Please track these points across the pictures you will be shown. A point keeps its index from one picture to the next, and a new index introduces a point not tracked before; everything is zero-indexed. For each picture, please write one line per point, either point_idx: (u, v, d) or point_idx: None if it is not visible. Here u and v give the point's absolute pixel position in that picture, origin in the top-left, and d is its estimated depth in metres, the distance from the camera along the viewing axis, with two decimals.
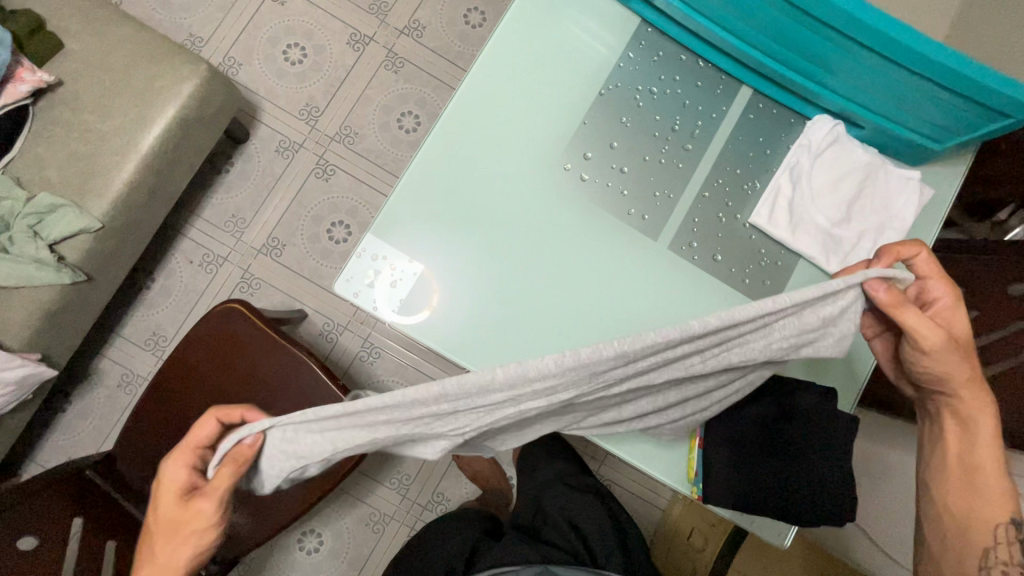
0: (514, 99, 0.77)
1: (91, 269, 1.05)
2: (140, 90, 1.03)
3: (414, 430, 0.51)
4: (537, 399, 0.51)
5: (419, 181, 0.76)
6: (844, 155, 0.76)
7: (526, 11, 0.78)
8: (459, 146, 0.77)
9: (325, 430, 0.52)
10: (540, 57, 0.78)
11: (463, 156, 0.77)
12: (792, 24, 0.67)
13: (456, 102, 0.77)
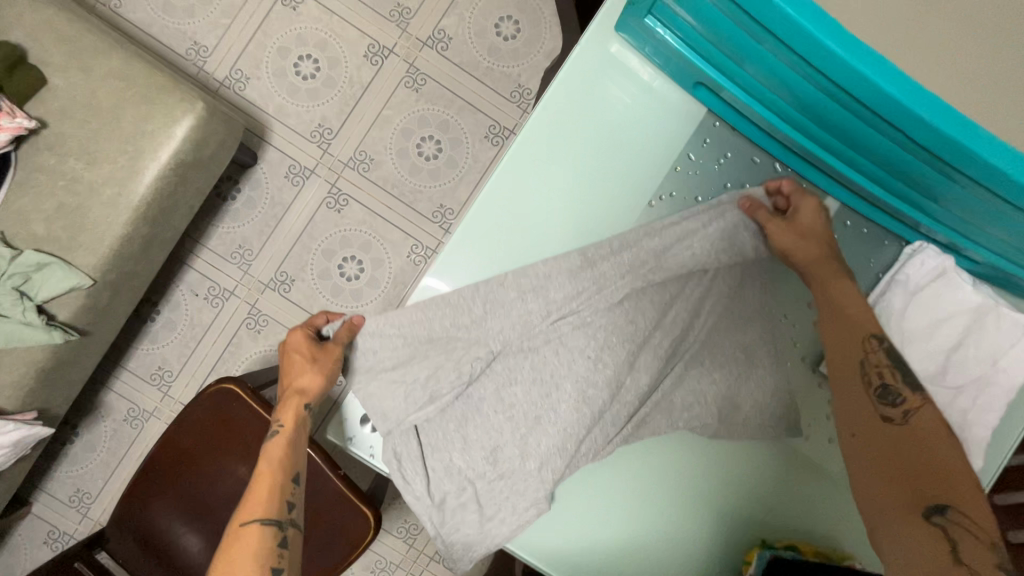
0: (560, 184, 0.66)
1: (85, 325, 0.98)
2: (130, 134, 0.93)
3: (456, 338, 0.66)
4: (536, 307, 0.65)
5: (460, 254, 0.66)
6: (945, 293, 0.61)
7: (575, 85, 0.65)
8: (495, 235, 0.66)
9: (387, 330, 0.67)
10: (591, 140, 0.66)
11: (507, 230, 0.66)
12: (895, 147, 0.54)
13: (490, 187, 0.65)
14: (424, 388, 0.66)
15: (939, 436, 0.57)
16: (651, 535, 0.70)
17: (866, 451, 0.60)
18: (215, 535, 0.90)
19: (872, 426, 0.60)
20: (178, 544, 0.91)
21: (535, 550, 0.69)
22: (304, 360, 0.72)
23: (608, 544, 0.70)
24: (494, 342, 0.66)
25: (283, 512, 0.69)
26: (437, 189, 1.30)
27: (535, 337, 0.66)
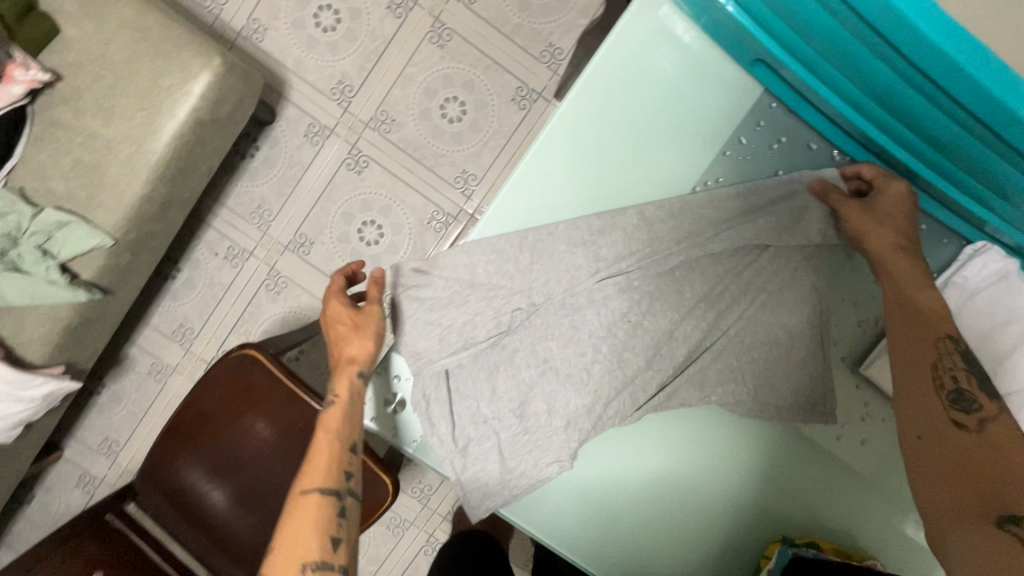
0: (613, 153, 0.59)
1: (107, 283, 0.98)
2: (147, 89, 0.90)
3: (497, 285, 0.60)
4: (584, 261, 0.59)
5: (496, 223, 0.60)
6: (1011, 299, 0.57)
7: (627, 44, 0.58)
8: (538, 206, 0.60)
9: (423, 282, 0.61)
10: (646, 108, 0.59)
11: (552, 200, 0.60)
12: (969, 135, 0.49)
13: (533, 153, 0.59)
14: (459, 333, 0.61)
15: (1019, 442, 0.50)
16: (659, 510, 0.64)
17: (932, 454, 0.53)
18: (237, 494, 0.93)
19: (945, 434, 0.53)
20: (201, 500, 0.94)
21: (529, 510, 0.64)
22: (348, 329, 0.65)
23: (609, 513, 0.64)
24: (533, 294, 0.59)
25: (342, 481, 0.60)
26: (460, 153, 1.25)
27: (579, 292, 0.60)
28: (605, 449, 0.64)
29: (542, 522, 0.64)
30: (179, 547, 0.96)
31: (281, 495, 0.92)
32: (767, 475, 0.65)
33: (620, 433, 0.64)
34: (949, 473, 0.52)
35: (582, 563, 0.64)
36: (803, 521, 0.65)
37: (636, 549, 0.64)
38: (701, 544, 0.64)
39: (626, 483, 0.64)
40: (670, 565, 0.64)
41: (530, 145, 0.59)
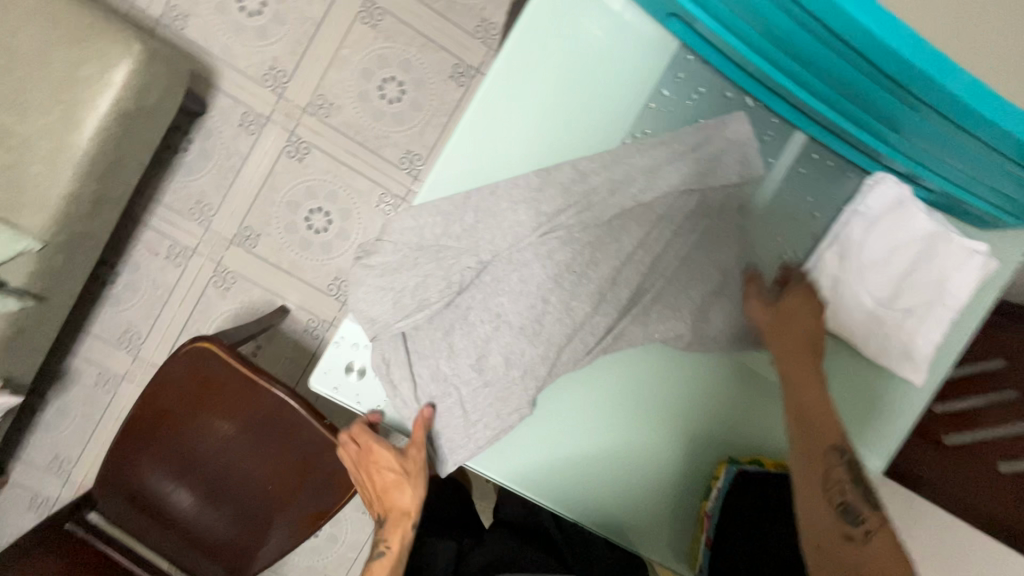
0: (547, 111, 0.62)
1: (40, 290, 0.94)
2: (62, 82, 0.85)
3: (445, 247, 0.61)
4: (528, 217, 0.60)
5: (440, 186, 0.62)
6: (904, 223, 0.64)
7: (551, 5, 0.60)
8: (481, 165, 0.62)
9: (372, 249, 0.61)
10: (573, 67, 0.62)
11: (494, 159, 0.62)
12: (866, 81, 0.55)
13: (472, 116, 0.61)
14: (413, 294, 0.61)
15: (897, 560, 0.54)
16: (612, 445, 0.68)
17: (825, 551, 0.57)
18: (204, 489, 0.92)
19: (832, 534, 0.57)
20: (169, 499, 0.92)
21: (490, 457, 0.66)
22: (399, 478, 0.69)
23: (566, 452, 0.68)
24: (482, 250, 0.61)
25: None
26: (403, 134, 1.25)
27: (525, 248, 0.61)
28: (560, 394, 0.67)
29: (502, 467, 0.67)
30: (150, 548, 0.95)
31: (251, 485, 0.92)
32: (711, 402, 0.70)
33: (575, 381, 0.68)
34: (837, 567, 0.55)
35: (543, 501, 0.68)
36: (747, 441, 0.71)
37: (594, 482, 0.68)
38: (652, 471, 0.69)
39: (581, 422, 0.68)
40: (628, 497, 0.69)
41: (467, 107, 0.61)
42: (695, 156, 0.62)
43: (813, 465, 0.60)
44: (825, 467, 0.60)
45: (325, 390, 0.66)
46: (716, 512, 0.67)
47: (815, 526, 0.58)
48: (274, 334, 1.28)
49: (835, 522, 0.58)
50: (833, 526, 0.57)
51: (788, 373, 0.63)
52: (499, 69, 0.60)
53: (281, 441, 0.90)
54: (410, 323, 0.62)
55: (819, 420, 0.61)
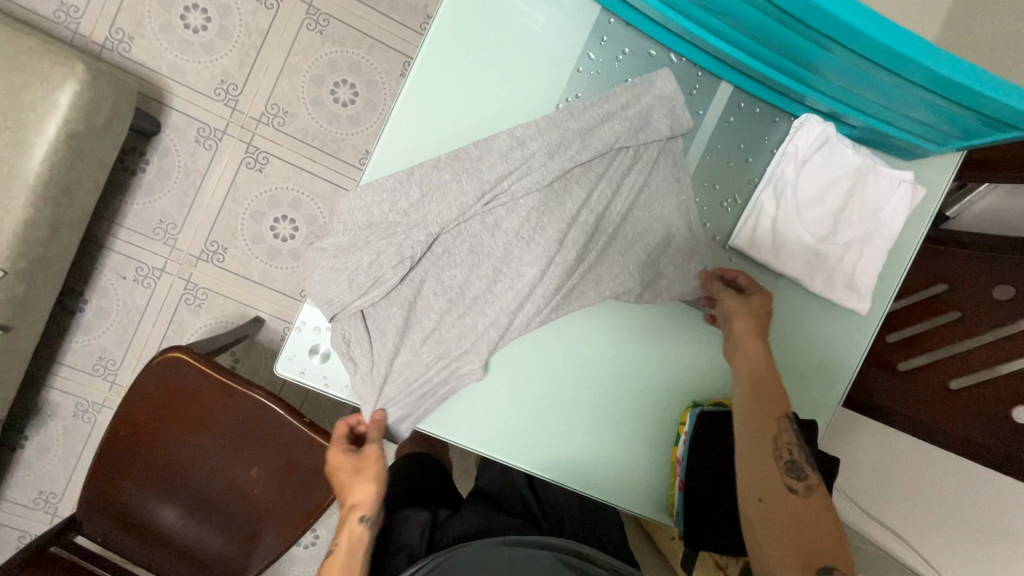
0: (476, 86, 0.64)
1: (5, 320, 0.94)
2: (7, 108, 0.86)
3: (395, 222, 0.63)
4: (472, 187, 0.64)
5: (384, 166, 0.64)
6: (834, 157, 0.68)
7: None
8: (421, 141, 0.64)
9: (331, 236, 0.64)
10: (498, 42, 0.64)
11: (433, 133, 0.64)
12: (774, 23, 0.57)
13: (406, 95, 0.63)
14: (367, 273, 0.64)
15: (829, 517, 0.60)
16: (575, 401, 0.71)
17: (766, 515, 0.60)
18: (188, 501, 0.92)
19: (779, 488, 0.61)
20: (154, 514, 0.92)
21: (455, 424, 0.69)
22: (353, 474, 0.72)
23: (533, 410, 0.71)
24: (432, 221, 0.64)
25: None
26: (360, 136, 1.26)
27: (472, 218, 0.65)
28: (518, 357, 0.70)
29: (469, 432, 0.70)
30: (140, 567, 0.94)
31: (236, 492, 0.92)
32: (669, 352, 0.73)
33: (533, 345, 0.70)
34: (779, 531, 0.59)
35: (513, 462, 0.71)
36: (708, 387, 0.74)
37: (561, 438, 0.71)
38: (617, 423, 0.73)
39: (541, 382, 0.71)
40: (597, 449, 0.72)
41: (401, 88, 0.63)
42: (626, 116, 0.65)
43: (761, 428, 0.64)
44: (772, 430, 0.63)
45: (291, 375, 0.67)
46: (686, 455, 0.70)
47: (759, 483, 0.61)
48: (251, 346, 1.28)
49: (779, 478, 0.61)
50: (778, 478, 0.61)
51: (751, 351, 0.67)
52: (429, 48, 0.62)
53: (260, 443, 0.90)
54: (368, 301, 0.64)
55: (766, 388, 0.66)
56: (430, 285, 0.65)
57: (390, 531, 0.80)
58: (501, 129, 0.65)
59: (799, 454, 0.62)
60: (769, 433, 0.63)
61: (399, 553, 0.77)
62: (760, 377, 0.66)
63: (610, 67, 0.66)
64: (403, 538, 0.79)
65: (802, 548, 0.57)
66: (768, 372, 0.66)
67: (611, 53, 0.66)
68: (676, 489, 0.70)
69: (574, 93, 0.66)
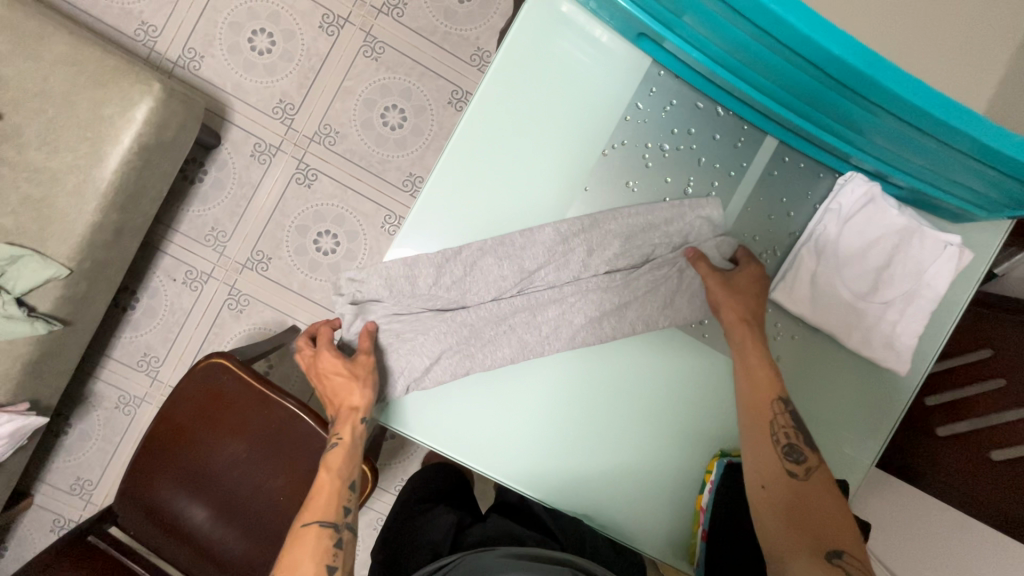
0: (525, 131, 0.67)
1: (66, 315, 1.00)
2: (89, 121, 0.93)
3: (436, 296, 0.67)
4: (512, 273, 0.67)
5: (431, 203, 0.67)
6: (877, 217, 0.67)
7: (527, 34, 0.65)
8: (462, 189, 0.67)
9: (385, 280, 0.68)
10: (550, 88, 0.66)
11: (476, 181, 0.67)
12: (824, 89, 0.57)
13: (453, 145, 0.66)
14: (412, 301, 0.68)
15: (833, 491, 0.61)
16: (599, 439, 0.72)
17: (775, 501, 0.62)
18: (218, 504, 0.95)
19: (780, 473, 0.63)
20: (184, 513, 0.95)
21: (475, 450, 0.70)
22: (346, 379, 0.67)
23: (556, 449, 0.72)
24: (477, 304, 0.68)
25: (340, 515, 0.68)
26: (405, 158, 1.31)
27: (506, 301, 0.68)
28: (536, 391, 0.71)
29: (489, 459, 0.71)
30: (167, 563, 0.97)
31: (263, 497, 0.94)
32: (701, 402, 0.73)
33: (564, 382, 0.71)
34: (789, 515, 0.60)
35: (531, 492, 0.72)
36: (738, 437, 0.74)
37: (581, 473, 0.72)
38: (644, 466, 0.72)
39: (565, 417, 0.71)
40: (621, 493, 0.72)
41: (449, 137, 0.66)
42: (667, 231, 0.68)
43: (755, 413, 0.66)
44: (767, 416, 0.65)
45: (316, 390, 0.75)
46: (710, 504, 0.69)
47: (759, 469, 0.64)
48: (285, 354, 1.32)
49: (778, 466, 0.63)
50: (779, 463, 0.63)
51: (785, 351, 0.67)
52: (484, 92, 0.65)
53: (292, 454, 0.94)
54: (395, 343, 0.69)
55: (753, 370, 0.66)
56: (469, 330, 0.68)
57: (417, 528, 0.83)
58: (548, 173, 0.67)
59: (796, 436, 0.64)
60: (764, 418, 0.65)
61: (423, 550, 0.79)
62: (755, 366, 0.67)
63: (656, 116, 0.68)
64: (427, 538, 0.81)
65: (808, 531, 0.58)
66: (758, 357, 0.67)
67: (658, 103, 0.68)
68: (698, 540, 0.70)
69: (621, 140, 0.68)
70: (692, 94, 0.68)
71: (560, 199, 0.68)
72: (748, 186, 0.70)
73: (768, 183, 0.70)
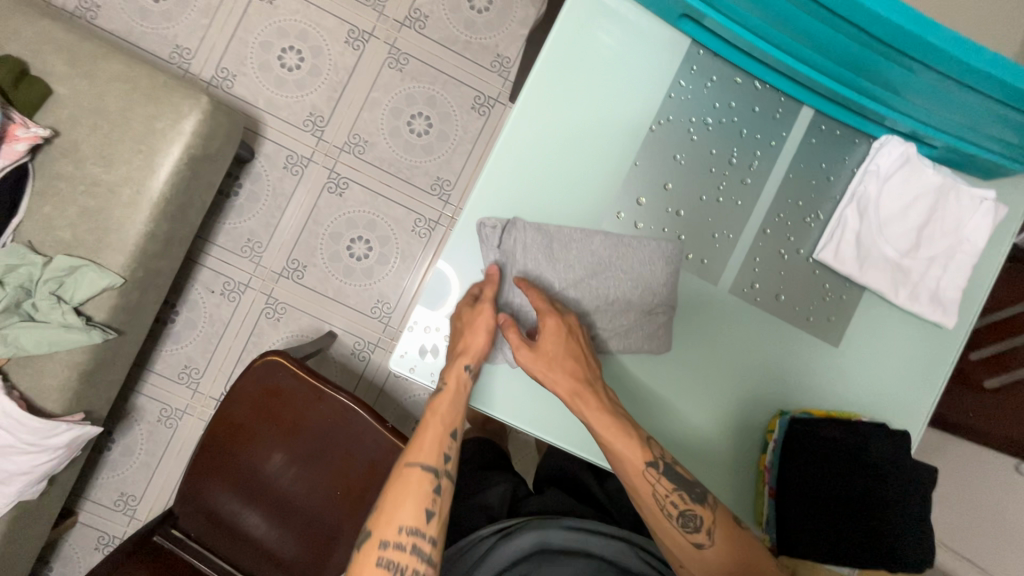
0: (577, 112, 0.70)
1: (120, 324, 1.02)
2: (141, 133, 0.97)
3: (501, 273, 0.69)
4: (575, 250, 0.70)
5: (489, 185, 0.70)
6: (915, 178, 0.70)
7: (573, 22, 0.70)
8: (519, 170, 0.70)
9: (457, 256, 0.71)
10: (598, 71, 0.70)
11: (531, 161, 0.70)
12: (863, 50, 0.61)
13: (509, 128, 0.69)
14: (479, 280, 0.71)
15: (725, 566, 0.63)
16: (671, 411, 0.73)
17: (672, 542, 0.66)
18: (273, 505, 0.96)
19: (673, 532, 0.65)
20: (239, 516, 0.97)
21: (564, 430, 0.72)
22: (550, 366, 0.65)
23: None
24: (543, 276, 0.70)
25: (441, 462, 0.65)
26: (432, 163, 1.35)
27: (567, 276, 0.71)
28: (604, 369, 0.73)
29: (575, 437, 0.73)
30: (227, 564, 0.98)
31: (319, 496, 0.96)
32: (759, 366, 0.74)
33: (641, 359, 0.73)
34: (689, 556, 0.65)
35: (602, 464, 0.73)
36: (798, 397, 0.74)
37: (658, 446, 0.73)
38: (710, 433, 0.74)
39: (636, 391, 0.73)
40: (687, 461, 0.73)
41: (505, 120, 0.70)
42: None
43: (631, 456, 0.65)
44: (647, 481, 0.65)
45: (403, 371, 0.71)
46: (775, 463, 0.71)
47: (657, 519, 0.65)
48: (322, 361, 1.35)
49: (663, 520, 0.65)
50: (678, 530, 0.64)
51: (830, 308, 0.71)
52: (536, 77, 0.69)
53: (347, 449, 0.95)
54: None
55: (627, 454, 0.64)
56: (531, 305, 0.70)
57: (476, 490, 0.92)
58: (600, 150, 0.71)
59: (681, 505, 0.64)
60: (643, 478, 0.65)
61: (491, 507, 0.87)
62: (592, 428, 0.65)
63: (698, 91, 0.71)
64: (484, 500, 0.90)
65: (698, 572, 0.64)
66: (630, 430, 0.65)
67: (699, 79, 0.71)
68: (765, 498, 0.72)
69: (666, 116, 0.71)
70: (731, 69, 0.72)
71: (612, 175, 0.71)
72: (789, 153, 0.73)
73: (807, 150, 0.73)
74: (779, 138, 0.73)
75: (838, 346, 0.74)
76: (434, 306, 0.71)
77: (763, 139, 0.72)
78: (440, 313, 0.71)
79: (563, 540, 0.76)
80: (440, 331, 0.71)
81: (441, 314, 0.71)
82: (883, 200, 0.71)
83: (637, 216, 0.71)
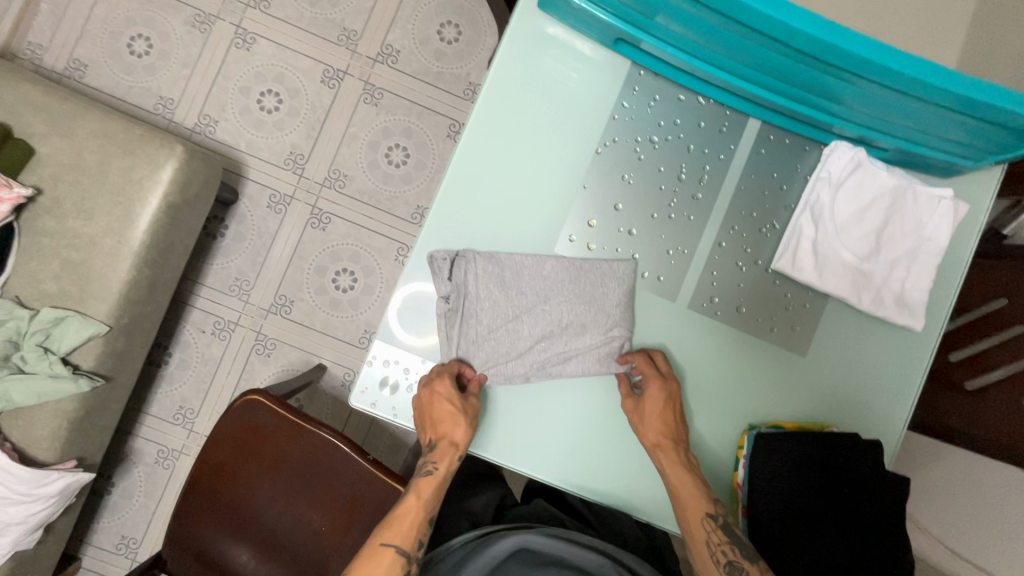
0: (522, 140, 0.71)
1: (107, 371, 1.05)
2: (120, 185, 1.00)
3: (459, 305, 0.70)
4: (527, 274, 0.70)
5: (440, 217, 0.71)
6: (870, 182, 0.69)
7: (513, 54, 0.71)
8: (469, 201, 0.71)
9: (412, 290, 0.72)
10: (541, 99, 0.71)
11: (480, 192, 0.71)
12: (794, 62, 0.61)
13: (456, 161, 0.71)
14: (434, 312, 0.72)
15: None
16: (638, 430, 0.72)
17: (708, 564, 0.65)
18: (260, 543, 0.96)
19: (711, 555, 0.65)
20: (228, 556, 0.97)
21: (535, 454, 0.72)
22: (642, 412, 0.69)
23: (595, 443, 0.73)
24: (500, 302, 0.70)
25: (416, 549, 0.67)
26: (411, 192, 1.38)
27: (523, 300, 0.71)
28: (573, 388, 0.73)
29: (543, 461, 0.72)
30: None
31: (305, 532, 0.96)
32: (725, 380, 0.73)
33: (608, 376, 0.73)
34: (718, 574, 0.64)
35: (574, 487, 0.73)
36: (768, 409, 0.73)
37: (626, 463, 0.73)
38: None
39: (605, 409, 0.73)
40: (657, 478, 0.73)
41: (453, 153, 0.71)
42: None
43: (686, 487, 0.67)
44: (697, 507, 0.66)
45: (365, 407, 0.72)
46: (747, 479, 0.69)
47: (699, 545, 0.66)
48: (314, 393, 1.36)
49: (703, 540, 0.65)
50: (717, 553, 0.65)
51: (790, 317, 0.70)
52: (481, 110, 0.70)
53: (331, 482, 0.95)
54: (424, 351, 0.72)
55: (682, 492, 0.67)
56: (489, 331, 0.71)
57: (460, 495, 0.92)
58: (549, 176, 0.72)
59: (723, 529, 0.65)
60: (693, 505, 0.66)
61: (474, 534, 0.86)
62: (667, 477, 0.68)
63: (643, 111, 0.72)
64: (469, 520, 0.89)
65: None
66: (696, 475, 0.68)
67: (642, 99, 0.72)
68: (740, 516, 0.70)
69: (612, 138, 0.72)
70: (674, 87, 0.72)
71: (562, 199, 0.72)
72: (739, 165, 0.73)
73: (757, 161, 0.73)
74: (728, 151, 0.73)
75: (805, 355, 0.73)
76: (393, 342, 0.72)
77: (712, 153, 0.73)
78: (397, 346, 0.72)
79: (540, 545, 0.75)
80: (399, 366, 0.72)
81: (400, 349, 0.72)
82: (840, 205, 0.70)
83: (590, 238, 0.72)
